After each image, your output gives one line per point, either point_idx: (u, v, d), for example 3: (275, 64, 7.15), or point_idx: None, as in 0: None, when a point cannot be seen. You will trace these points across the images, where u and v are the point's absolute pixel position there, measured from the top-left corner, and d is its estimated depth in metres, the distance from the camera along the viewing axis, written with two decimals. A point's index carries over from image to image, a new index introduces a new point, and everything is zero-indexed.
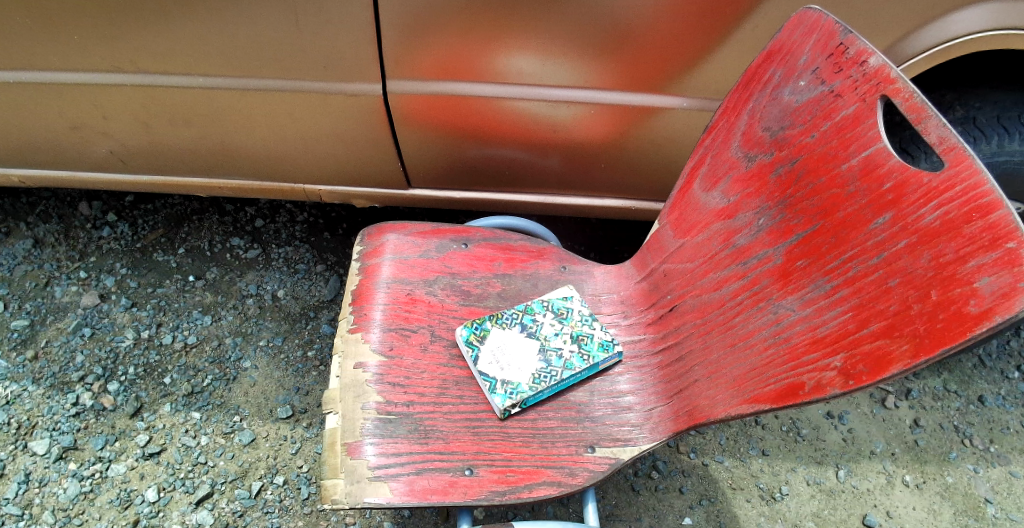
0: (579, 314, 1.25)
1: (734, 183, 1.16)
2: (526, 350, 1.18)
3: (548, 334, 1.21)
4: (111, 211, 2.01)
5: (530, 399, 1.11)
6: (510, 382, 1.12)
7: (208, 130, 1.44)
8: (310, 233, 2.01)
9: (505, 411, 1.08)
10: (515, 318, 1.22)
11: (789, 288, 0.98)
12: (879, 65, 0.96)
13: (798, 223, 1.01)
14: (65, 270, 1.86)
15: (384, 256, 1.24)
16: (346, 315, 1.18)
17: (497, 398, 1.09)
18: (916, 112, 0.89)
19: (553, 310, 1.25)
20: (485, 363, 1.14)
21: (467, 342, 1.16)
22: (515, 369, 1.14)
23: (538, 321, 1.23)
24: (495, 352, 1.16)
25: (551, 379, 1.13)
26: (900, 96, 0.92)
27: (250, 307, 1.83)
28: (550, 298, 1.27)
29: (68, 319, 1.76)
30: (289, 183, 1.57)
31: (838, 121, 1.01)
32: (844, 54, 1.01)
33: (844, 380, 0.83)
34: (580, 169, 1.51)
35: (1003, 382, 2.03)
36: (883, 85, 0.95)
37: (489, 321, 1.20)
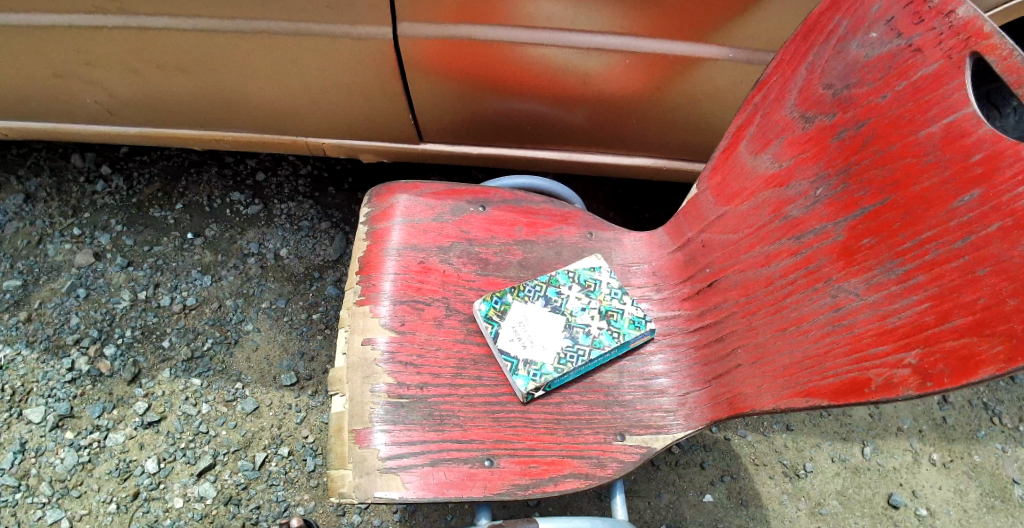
0: (607, 288, 1.14)
1: (786, 146, 1.03)
2: (549, 327, 1.08)
3: (575, 310, 1.10)
4: (104, 163, 1.88)
5: (555, 381, 1.01)
6: (534, 362, 1.02)
7: (203, 79, 1.31)
8: (315, 188, 1.89)
9: (528, 395, 0.99)
10: (538, 290, 1.11)
11: (852, 269, 0.86)
12: (970, 17, 0.82)
13: (864, 196, 0.89)
14: (58, 227, 1.76)
15: (394, 219, 1.12)
16: (352, 285, 1.08)
17: (519, 381, 0.99)
18: (1016, 73, 0.76)
19: (579, 282, 1.14)
20: (506, 341, 1.04)
21: (487, 317, 1.06)
22: (538, 348, 1.05)
23: (563, 295, 1.12)
24: (516, 328, 1.06)
25: (578, 360, 1.04)
26: (995, 54, 0.79)
27: (252, 267, 1.73)
28: (577, 268, 1.15)
29: (62, 279, 1.67)
30: (291, 136, 1.45)
31: (916, 81, 0.87)
32: (927, 3, 0.87)
33: (921, 382, 0.73)
34: (608, 125, 1.38)
35: None
36: (974, 41, 0.81)
37: (510, 294, 1.09)
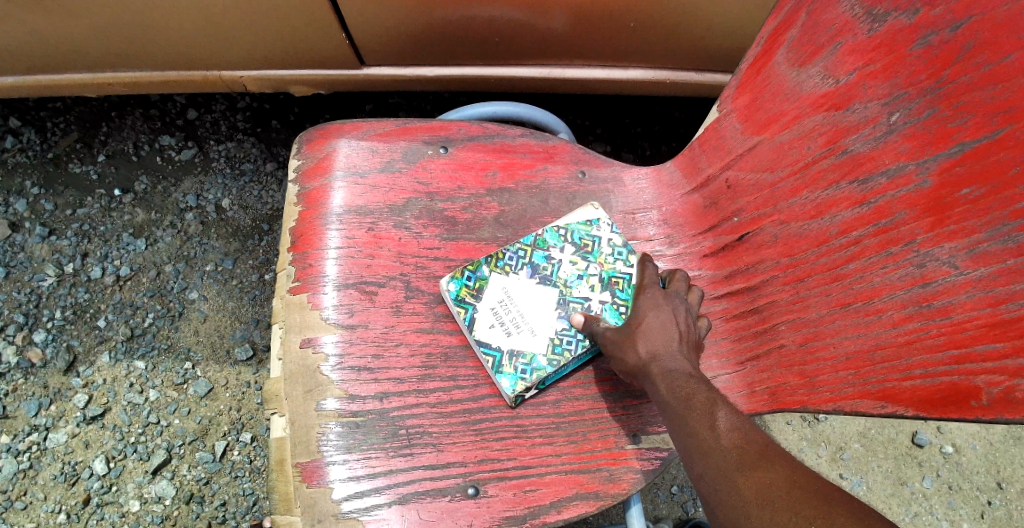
0: (609, 247, 0.90)
1: (844, 55, 0.79)
2: (538, 304, 0.86)
3: (570, 280, 0.88)
4: (10, 114, 1.53)
5: (550, 376, 0.81)
6: (522, 353, 0.82)
7: (68, 6, 0.99)
8: (256, 123, 1.59)
9: (517, 398, 0.79)
10: (521, 258, 0.88)
11: (944, 229, 0.65)
12: None
13: (962, 127, 0.65)
14: None
15: (333, 174, 0.87)
16: (285, 266, 0.85)
17: (504, 381, 0.79)
18: None
19: (573, 242, 0.90)
20: (485, 329, 0.83)
21: (458, 300, 0.83)
22: (526, 334, 0.83)
23: (553, 260, 0.89)
24: (496, 311, 0.84)
25: (578, 346, 0.83)
26: None
27: (190, 224, 1.47)
28: (569, 224, 0.91)
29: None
30: (201, 70, 1.16)
31: None
32: None
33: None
34: (596, 29, 1.09)
35: None
36: None
37: (487, 265, 0.86)
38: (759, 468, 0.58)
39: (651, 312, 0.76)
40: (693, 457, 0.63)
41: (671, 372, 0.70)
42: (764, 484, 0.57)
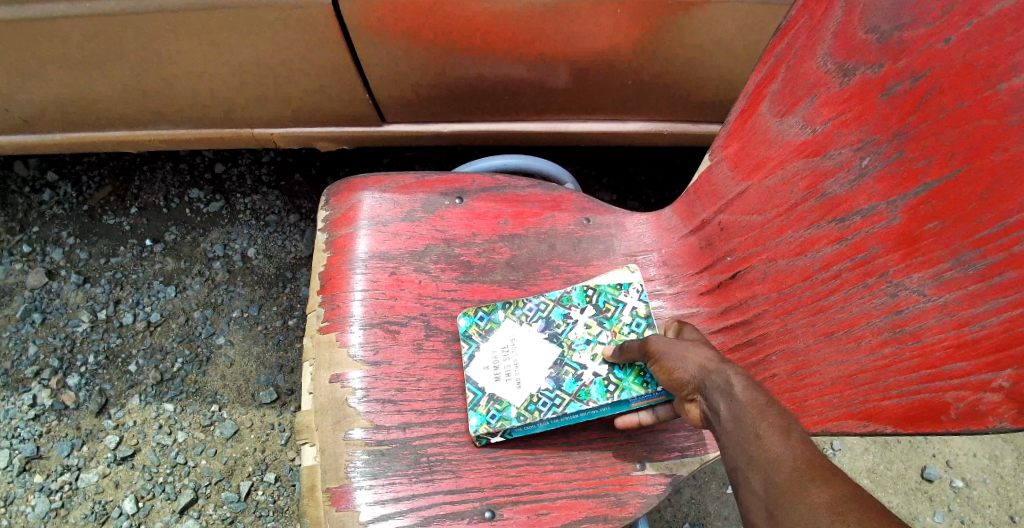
0: (629, 317, 0.92)
1: (820, 106, 0.87)
2: (541, 365, 0.90)
3: (577, 342, 0.91)
4: (50, 168, 1.66)
5: (518, 429, 0.84)
6: (500, 401, 0.86)
7: (120, 73, 1.11)
8: (280, 177, 1.69)
9: (481, 439, 0.83)
10: (540, 310, 0.94)
11: (914, 260, 0.71)
12: None
13: (927, 168, 0.73)
14: (5, 246, 1.57)
15: (359, 224, 0.96)
16: (314, 308, 0.93)
17: (473, 420, 0.84)
18: None
19: (594, 304, 0.94)
20: (481, 370, 0.89)
21: (467, 337, 0.91)
22: (512, 387, 0.88)
23: (569, 319, 0.93)
24: (495, 356, 0.90)
25: (550, 411, 0.85)
26: None
27: (218, 272, 1.56)
28: (602, 284, 0.96)
29: (15, 304, 1.51)
30: (235, 129, 1.27)
31: (989, 19, 0.70)
32: None
33: (1017, 413, 0.59)
34: (596, 85, 1.20)
35: None
36: None
37: (502, 310, 0.94)
38: (835, 482, 0.53)
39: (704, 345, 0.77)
40: (756, 464, 0.59)
41: (746, 381, 0.67)
42: (836, 492, 0.52)
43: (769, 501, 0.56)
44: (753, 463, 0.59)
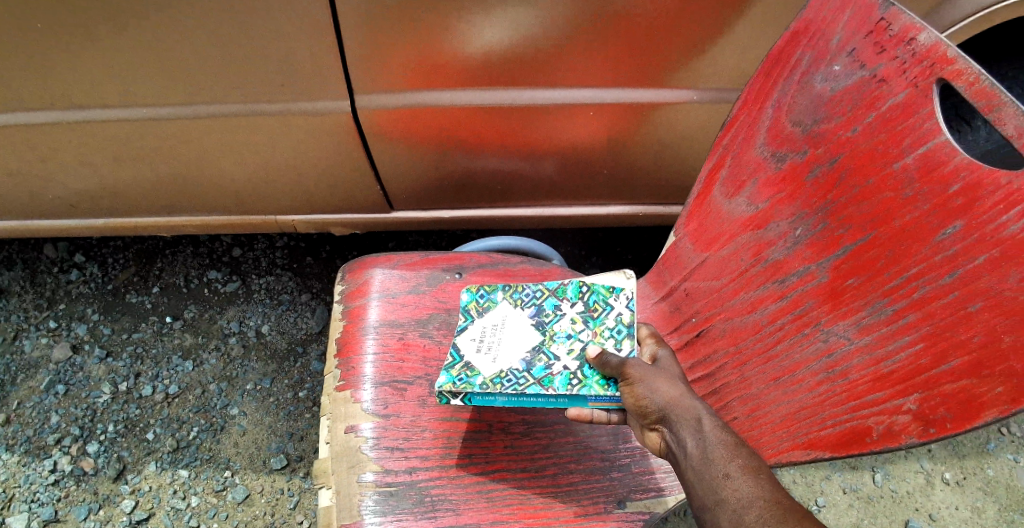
0: (612, 321, 0.95)
1: (762, 187, 1.00)
2: (521, 346, 0.93)
3: (559, 333, 0.94)
4: (78, 251, 1.83)
5: (477, 396, 0.88)
6: (471, 368, 0.90)
7: (164, 166, 1.29)
8: (292, 259, 1.85)
9: (441, 395, 0.87)
10: (534, 297, 1.00)
11: (840, 311, 0.85)
12: (934, 41, 0.82)
13: (846, 234, 0.87)
14: (33, 321, 1.70)
15: (371, 295, 1.10)
16: (331, 369, 1.04)
17: (442, 377, 0.89)
18: (986, 98, 0.76)
19: (586, 301, 0.98)
20: (467, 336, 0.95)
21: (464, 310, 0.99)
22: (487, 358, 0.91)
23: (558, 311, 0.98)
24: (484, 327, 0.96)
25: (512, 387, 0.87)
26: (962, 79, 0.78)
27: (233, 347, 1.68)
28: (597, 284, 1.01)
29: (40, 377, 1.62)
30: (259, 216, 1.44)
31: (885, 112, 0.86)
32: (886, 31, 0.86)
33: (922, 427, 0.72)
34: (577, 175, 1.37)
35: None
36: (939, 67, 0.81)
37: (501, 293, 1.01)
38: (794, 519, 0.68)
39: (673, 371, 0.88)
40: (715, 500, 0.73)
41: (713, 421, 0.79)
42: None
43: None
44: (713, 499, 0.74)
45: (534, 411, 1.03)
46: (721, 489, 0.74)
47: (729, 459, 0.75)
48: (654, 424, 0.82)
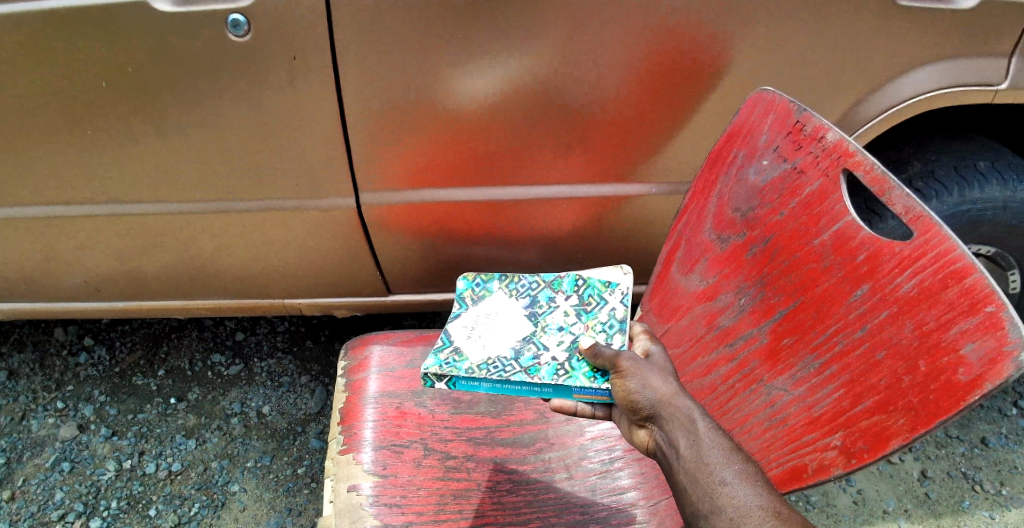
0: (603, 316, 1.09)
1: (711, 264, 1.15)
2: (510, 334, 1.09)
3: (549, 325, 1.10)
4: (86, 335, 2.01)
5: (462, 380, 0.99)
6: (461, 353, 1.05)
7: (187, 253, 1.44)
8: (293, 343, 1.98)
9: (427, 378, 1.00)
10: (529, 289, 1.19)
11: (779, 368, 0.98)
12: (837, 139, 0.98)
13: (779, 301, 1.01)
14: (41, 401, 1.83)
15: (370, 370, 1.22)
16: (334, 436, 1.13)
17: (432, 359, 1.03)
18: (878, 183, 0.90)
19: (578, 293, 1.16)
20: (458, 322, 1.13)
21: (459, 296, 1.19)
22: (477, 345, 1.07)
23: (551, 304, 1.15)
24: (475, 314, 1.15)
25: (497, 373, 0.99)
26: (861, 168, 0.93)
27: (235, 427, 1.76)
28: (593, 278, 1.18)
29: (46, 454, 1.70)
30: (270, 299, 1.56)
31: (804, 198, 1.02)
32: (802, 131, 1.03)
33: (846, 460, 0.83)
34: (558, 261, 1.53)
35: (1003, 421, 1.90)
36: (844, 159, 0.97)
37: (497, 284, 1.20)
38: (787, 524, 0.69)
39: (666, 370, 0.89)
40: (708, 506, 0.74)
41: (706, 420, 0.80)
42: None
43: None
44: (706, 503, 0.75)
45: (517, 471, 1.14)
46: (715, 494, 0.74)
47: (726, 464, 0.76)
48: (644, 421, 0.84)
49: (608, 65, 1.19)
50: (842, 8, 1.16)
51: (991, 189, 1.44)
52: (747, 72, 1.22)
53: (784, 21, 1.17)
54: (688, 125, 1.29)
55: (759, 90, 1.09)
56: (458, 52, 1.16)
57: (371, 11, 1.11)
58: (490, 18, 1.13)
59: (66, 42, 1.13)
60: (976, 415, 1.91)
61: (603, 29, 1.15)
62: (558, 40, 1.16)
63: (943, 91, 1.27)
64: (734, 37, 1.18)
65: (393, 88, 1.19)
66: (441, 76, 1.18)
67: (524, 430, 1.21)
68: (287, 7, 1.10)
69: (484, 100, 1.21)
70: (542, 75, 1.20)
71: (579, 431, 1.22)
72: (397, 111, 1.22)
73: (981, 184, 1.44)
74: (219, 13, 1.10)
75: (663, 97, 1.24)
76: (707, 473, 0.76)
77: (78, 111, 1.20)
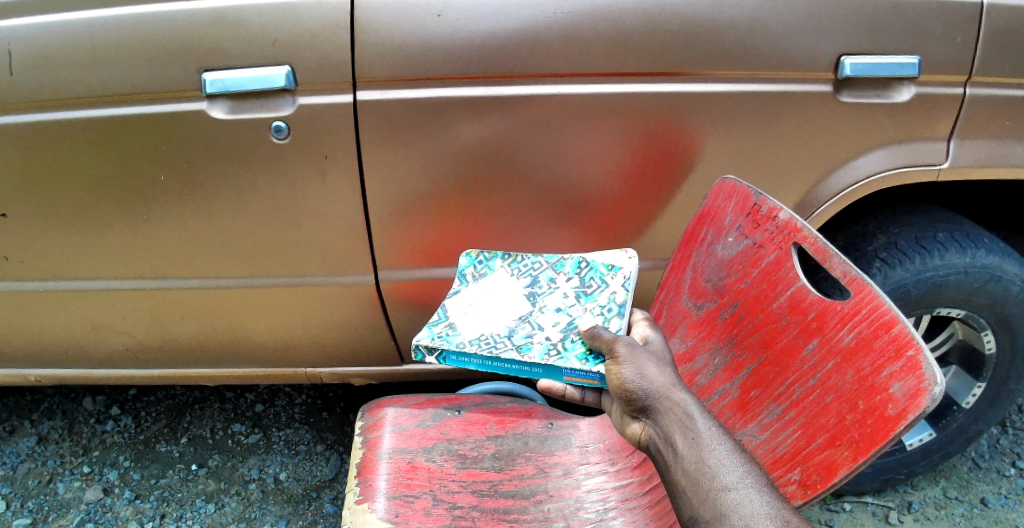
0: (603, 300, 1.26)
1: (688, 329, 1.29)
2: (506, 314, 1.28)
3: (546, 304, 1.29)
4: (114, 404, 2.14)
5: (450, 356, 1.18)
6: (455, 330, 1.24)
7: (218, 323, 1.60)
8: (309, 414, 2.09)
9: (418, 352, 1.20)
10: (531, 268, 1.37)
11: (748, 417, 1.11)
12: (788, 217, 1.14)
13: (747, 358, 1.16)
14: (68, 465, 1.94)
15: (385, 428, 1.33)
16: (351, 488, 1.24)
17: (426, 333, 1.22)
18: (821, 252, 1.06)
19: (580, 276, 1.33)
20: (460, 298, 1.33)
21: (463, 273, 1.38)
22: (473, 324, 1.25)
23: (552, 284, 1.33)
24: (476, 291, 1.34)
25: (487, 349, 1.17)
26: (807, 241, 1.09)
27: (253, 491, 1.85)
28: (597, 262, 1.33)
29: (71, 515, 1.80)
30: (292, 368, 1.69)
31: (764, 267, 1.17)
32: (759, 212, 1.18)
33: (803, 491, 0.96)
34: None
35: (1002, 482, 1.94)
36: (793, 234, 1.12)
37: (500, 263, 1.38)
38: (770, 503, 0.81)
39: (663, 363, 1.02)
40: (710, 507, 0.83)
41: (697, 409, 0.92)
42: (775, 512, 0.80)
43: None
44: (707, 504, 0.83)
45: (518, 520, 1.25)
46: (717, 496, 0.83)
47: (716, 449, 0.87)
48: (640, 412, 0.97)
49: (593, 157, 1.38)
50: (793, 106, 1.35)
51: (950, 256, 1.55)
52: (716, 160, 1.40)
53: (744, 117, 1.36)
54: (668, 205, 1.46)
55: (721, 178, 1.25)
56: (463, 147, 1.35)
57: (390, 116, 1.32)
58: (490, 120, 1.33)
59: (134, 144, 1.34)
60: (974, 476, 1.94)
61: (587, 127, 1.35)
62: (549, 136, 1.35)
63: (891, 172, 1.44)
64: (702, 131, 1.36)
65: (407, 178, 1.38)
66: (449, 167, 1.37)
67: (525, 483, 1.32)
68: (320, 115, 1.31)
69: (485, 186, 1.40)
70: (536, 165, 1.38)
71: (575, 484, 1.33)
72: (409, 199, 1.41)
73: (941, 252, 1.55)
74: (263, 120, 1.31)
75: (643, 182, 1.42)
76: (711, 475, 0.85)
77: (137, 200, 1.40)
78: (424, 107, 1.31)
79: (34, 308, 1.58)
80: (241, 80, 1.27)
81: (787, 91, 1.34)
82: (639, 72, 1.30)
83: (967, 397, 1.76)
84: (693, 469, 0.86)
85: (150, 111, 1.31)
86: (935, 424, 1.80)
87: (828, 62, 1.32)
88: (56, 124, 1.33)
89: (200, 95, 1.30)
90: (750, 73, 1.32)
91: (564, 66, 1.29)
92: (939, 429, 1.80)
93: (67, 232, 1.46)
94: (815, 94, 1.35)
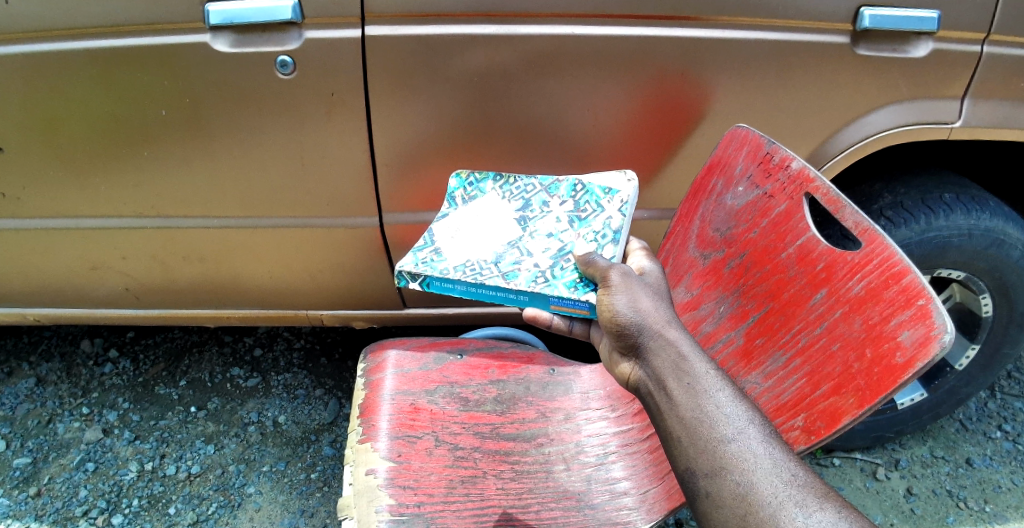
0: (597, 225, 1.25)
1: (694, 279, 1.29)
2: (495, 239, 1.27)
3: (536, 228, 1.29)
4: (111, 347, 2.14)
5: (434, 283, 1.20)
6: (438, 257, 1.24)
7: (221, 264, 1.59)
8: (308, 360, 2.10)
9: (401, 277, 1.22)
10: (523, 193, 1.36)
11: (752, 366, 1.13)
12: (800, 169, 1.13)
13: (753, 308, 1.16)
14: (67, 407, 1.95)
15: (387, 370, 1.33)
16: (354, 427, 1.24)
17: (409, 259, 1.24)
18: (834, 204, 1.05)
19: (574, 199, 1.32)
20: (447, 223, 1.33)
21: (452, 195, 1.37)
22: (457, 249, 1.26)
23: (545, 209, 1.33)
24: (465, 214, 1.34)
25: (471, 276, 1.18)
26: (819, 192, 1.08)
27: (252, 434, 1.87)
28: (594, 186, 1.33)
29: (71, 455, 1.81)
30: (293, 310, 1.69)
31: (773, 218, 1.16)
32: (771, 161, 1.17)
33: (807, 436, 0.97)
34: None
35: (987, 443, 1.98)
36: (805, 184, 1.11)
37: (489, 186, 1.38)
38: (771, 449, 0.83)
39: (657, 297, 1.02)
40: (711, 458, 0.83)
41: (692, 348, 0.93)
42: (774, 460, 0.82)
43: (716, 489, 0.81)
44: (708, 454, 0.83)
45: (518, 462, 1.27)
46: (718, 447, 0.83)
47: (713, 392, 0.88)
48: (634, 350, 0.97)
49: (604, 103, 1.36)
50: (811, 57, 1.33)
51: (955, 217, 1.55)
52: (729, 110, 1.38)
53: (759, 67, 1.33)
54: (677, 154, 1.45)
55: (734, 127, 1.23)
56: (472, 90, 1.33)
57: (398, 54, 1.28)
58: (501, 62, 1.30)
59: (135, 76, 1.30)
60: (960, 437, 1.98)
61: (600, 72, 1.32)
62: (560, 81, 1.32)
63: (903, 129, 1.42)
64: (717, 79, 1.34)
65: (415, 119, 1.36)
66: (457, 110, 1.35)
67: (526, 427, 1.34)
68: (327, 51, 1.27)
69: (494, 130, 1.38)
70: (546, 110, 1.36)
71: (576, 428, 1.35)
72: (416, 140, 1.39)
73: (946, 213, 1.55)
74: (269, 55, 1.27)
75: (654, 130, 1.40)
76: (711, 425, 0.85)
77: (140, 136, 1.37)
78: (434, 47, 1.28)
79: (35, 246, 1.56)
80: (244, 11, 1.23)
81: (805, 41, 1.31)
82: (656, 16, 1.27)
83: (961, 359, 1.79)
84: (691, 418, 0.87)
85: (151, 43, 1.27)
86: (927, 385, 1.83)
87: (849, 13, 1.29)
88: (54, 54, 1.28)
89: (203, 27, 1.26)
90: (768, 21, 1.29)
91: (579, 7, 1.26)
92: (931, 390, 1.83)
93: (67, 168, 1.43)
94: (834, 46, 1.32)
